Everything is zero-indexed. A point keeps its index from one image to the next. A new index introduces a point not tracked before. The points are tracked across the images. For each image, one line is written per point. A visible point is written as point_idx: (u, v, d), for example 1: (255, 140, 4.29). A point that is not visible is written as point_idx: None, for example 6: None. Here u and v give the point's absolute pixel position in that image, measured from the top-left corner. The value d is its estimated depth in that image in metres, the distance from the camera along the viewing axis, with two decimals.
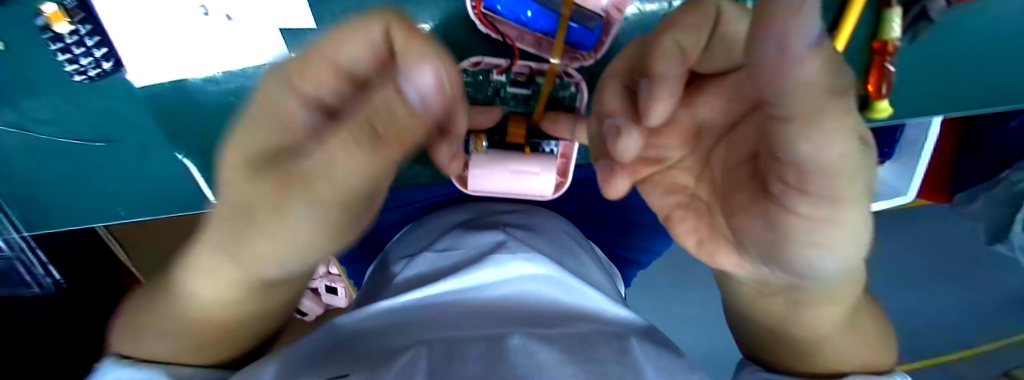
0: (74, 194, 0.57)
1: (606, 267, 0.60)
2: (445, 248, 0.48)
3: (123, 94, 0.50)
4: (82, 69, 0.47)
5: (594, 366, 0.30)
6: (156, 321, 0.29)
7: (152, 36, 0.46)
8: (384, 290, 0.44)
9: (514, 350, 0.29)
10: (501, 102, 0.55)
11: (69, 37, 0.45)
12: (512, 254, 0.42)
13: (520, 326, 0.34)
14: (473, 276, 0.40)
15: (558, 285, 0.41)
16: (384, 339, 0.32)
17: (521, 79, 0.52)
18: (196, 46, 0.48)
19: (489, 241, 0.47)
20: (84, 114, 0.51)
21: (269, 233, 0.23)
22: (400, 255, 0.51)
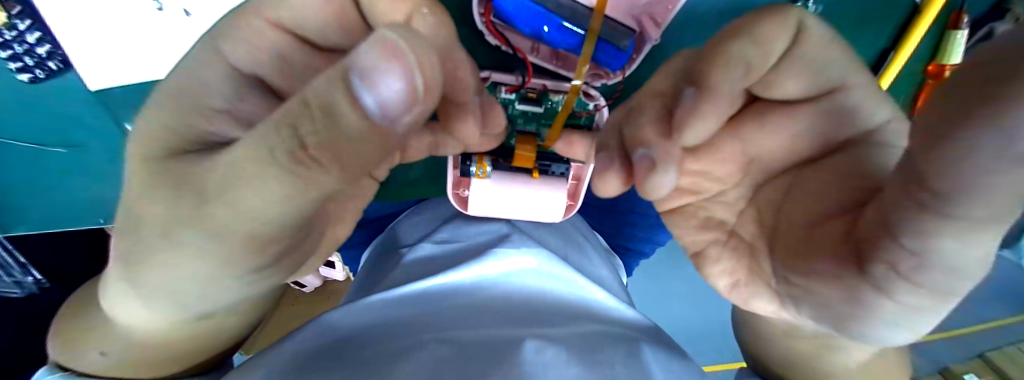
0: (35, 196, 0.58)
1: (610, 258, 0.57)
2: (446, 239, 0.45)
3: (74, 92, 0.50)
4: (27, 67, 0.47)
5: (602, 367, 0.28)
6: (94, 340, 0.27)
7: (97, 31, 0.44)
8: (383, 278, 0.42)
9: (523, 352, 0.27)
10: (509, 120, 0.47)
11: (9, 32, 0.44)
12: (515, 247, 0.41)
13: (527, 323, 0.32)
14: (476, 268, 0.38)
15: (563, 280, 0.39)
16: (380, 336, 0.30)
17: (533, 96, 0.45)
18: (145, 40, 0.45)
19: (493, 234, 0.45)
20: (33, 113, 0.51)
21: (168, 257, 0.22)
22: (401, 242, 0.49)
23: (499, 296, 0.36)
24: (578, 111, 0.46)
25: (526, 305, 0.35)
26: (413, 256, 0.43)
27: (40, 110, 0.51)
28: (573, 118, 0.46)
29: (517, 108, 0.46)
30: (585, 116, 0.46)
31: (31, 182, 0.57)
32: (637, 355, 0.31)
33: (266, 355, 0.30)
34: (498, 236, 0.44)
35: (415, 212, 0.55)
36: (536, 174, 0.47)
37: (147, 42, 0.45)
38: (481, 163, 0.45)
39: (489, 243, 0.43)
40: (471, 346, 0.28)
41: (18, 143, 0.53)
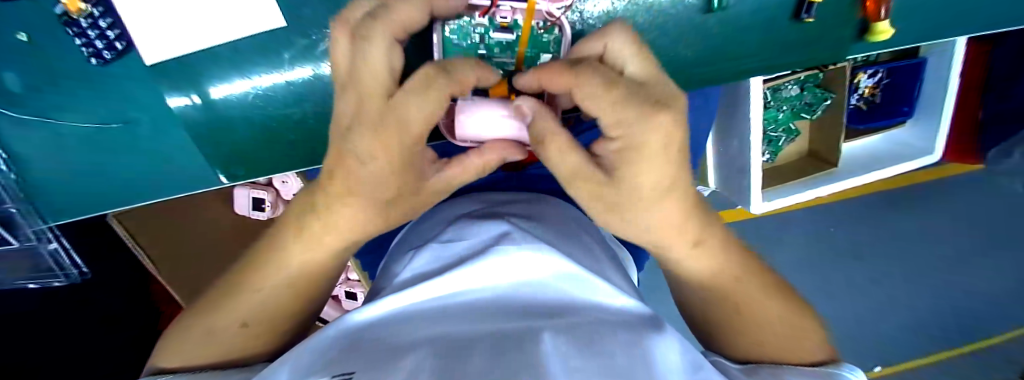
0: (87, 181, 0.58)
1: (617, 256, 0.58)
2: (451, 239, 0.48)
3: (135, 72, 0.53)
4: (97, 52, 0.51)
5: (604, 358, 0.28)
6: (191, 340, 0.37)
7: (164, 17, 0.50)
8: (390, 285, 0.44)
9: (528, 347, 0.28)
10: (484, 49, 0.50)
11: (84, 20, 0.50)
12: (517, 244, 0.42)
13: (529, 318, 0.33)
14: (479, 265, 0.40)
15: (567, 277, 0.40)
16: (386, 334, 0.32)
17: (506, 24, 0.48)
18: (196, 20, 0.51)
19: (493, 233, 0.46)
20: (98, 99, 0.54)
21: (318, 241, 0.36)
22: (407, 247, 0.51)
23: (503, 294, 0.37)
24: (540, 30, 0.49)
25: (523, 302, 0.36)
26: (419, 257, 0.46)
27: (101, 102, 0.54)
28: (542, 40, 0.49)
29: (492, 37, 0.49)
30: (553, 40, 0.50)
31: (96, 163, 0.57)
32: (639, 347, 0.32)
33: (298, 345, 0.34)
34: (499, 234, 0.45)
35: (422, 220, 0.57)
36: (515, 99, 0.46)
37: (195, 18, 0.51)
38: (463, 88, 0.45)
39: (491, 242, 0.44)
40: (465, 342, 0.30)
41: (75, 123, 0.54)
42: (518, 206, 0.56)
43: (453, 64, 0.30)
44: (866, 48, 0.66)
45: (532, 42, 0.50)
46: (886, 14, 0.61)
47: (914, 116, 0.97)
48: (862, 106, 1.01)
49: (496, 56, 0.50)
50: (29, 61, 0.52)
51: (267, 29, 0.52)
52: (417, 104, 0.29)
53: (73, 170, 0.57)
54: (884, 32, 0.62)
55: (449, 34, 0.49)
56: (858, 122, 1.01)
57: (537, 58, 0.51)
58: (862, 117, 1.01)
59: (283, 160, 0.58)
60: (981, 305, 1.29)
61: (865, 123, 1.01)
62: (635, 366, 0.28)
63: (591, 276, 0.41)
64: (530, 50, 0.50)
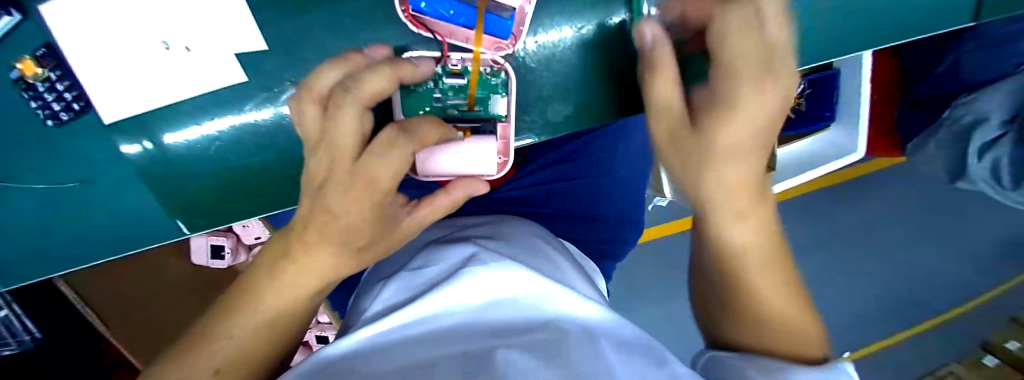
0: (41, 243, 0.57)
1: (583, 266, 0.61)
2: (420, 266, 0.50)
3: (90, 132, 0.53)
4: (54, 113, 0.52)
5: (566, 365, 0.31)
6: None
7: (122, 72, 0.51)
8: (361, 317, 0.46)
9: (498, 362, 0.31)
10: (439, 93, 0.53)
11: (40, 84, 0.50)
12: (484, 265, 0.46)
13: (499, 334, 0.36)
14: (451, 289, 0.42)
15: (535, 291, 0.43)
16: (361, 362, 0.34)
17: (456, 70, 0.52)
18: (153, 75, 0.52)
19: (460, 256, 0.48)
20: (54, 160, 0.54)
21: (306, 265, 0.39)
22: (377, 279, 0.53)
23: (474, 312, 0.40)
24: (488, 75, 0.53)
25: (492, 319, 0.39)
26: (390, 286, 0.48)
27: (57, 162, 0.54)
28: (491, 83, 0.53)
29: (445, 82, 0.52)
30: (501, 83, 0.53)
31: (52, 223, 0.56)
32: (601, 353, 0.35)
33: (279, 378, 0.36)
34: (466, 256, 0.48)
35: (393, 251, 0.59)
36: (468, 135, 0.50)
37: (154, 77, 0.52)
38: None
39: (458, 266, 0.46)
40: (435, 364, 0.32)
41: (30, 185, 0.54)
42: (483, 227, 0.59)
43: (411, 125, 0.38)
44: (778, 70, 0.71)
45: (482, 85, 0.53)
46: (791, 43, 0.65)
47: (836, 119, 1.06)
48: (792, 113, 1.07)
49: (451, 99, 0.53)
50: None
51: (229, 83, 0.53)
52: (381, 158, 0.34)
53: (28, 232, 0.56)
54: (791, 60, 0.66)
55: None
56: (789, 128, 1.08)
57: (489, 99, 0.54)
58: (792, 124, 1.08)
59: (245, 207, 0.59)
60: (920, 283, 1.41)
61: (796, 129, 1.07)
62: (591, 369, 0.31)
63: (556, 290, 0.44)
64: (482, 92, 0.53)
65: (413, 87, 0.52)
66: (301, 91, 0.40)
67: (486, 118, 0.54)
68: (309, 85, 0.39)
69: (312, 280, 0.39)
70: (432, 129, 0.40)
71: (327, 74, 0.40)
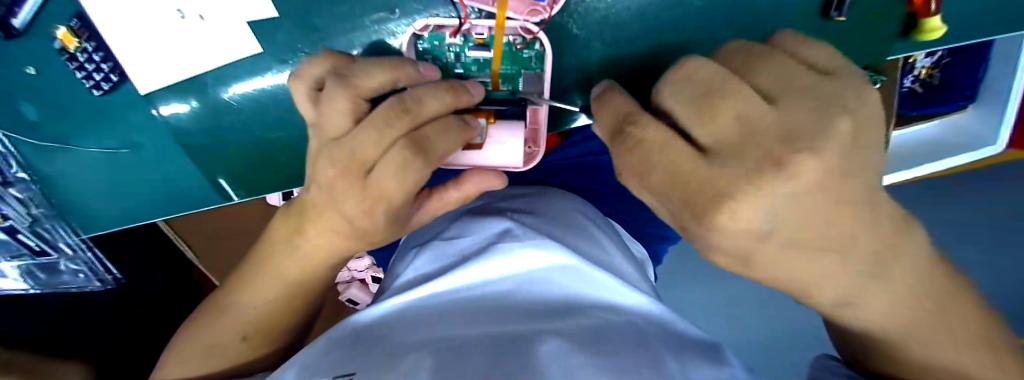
0: (103, 202, 0.60)
1: (628, 248, 0.57)
2: (453, 236, 0.48)
3: (132, 102, 0.54)
4: (96, 83, 0.52)
5: (609, 361, 0.28)
6: (201, 341, 0.39)
7: (149, 43, 0.50)
8: (390, 288, 0.45)
9: (532, 353, 0.28)
10: (463, 68, 0.50)
11: (79, 54, 0.51)
12: (520, 242, 0.41)
13: (533, 320, 0.33)
14: (482, 267, 0.39)
15: (572, 274, 0.39)
16: (386, 335, 0.33)
17: (482, 40, 0.48)
18: (172, 46, 0.50)
19: (495, 231, 0.45)
20: (103, 126, 0.55)
21: (315, 243, 0.37)
22: (412, 246, 0.52)
23: (505, 293, 0.37)
24: (519, 46, 0.48)
25: (525, 302, 0.36)
26: (421, 256, 0.46)
27: (108, 127, 0.55)
28: (522, 57, 0.49)
29: (467, 55, 0.49)
30: (534, 56, 0.49)
31: (111, 184, 0.59)
32: (647, 348, 0.31)
33: (308, 347, 0.36)
34: (500, 232, 0.45)
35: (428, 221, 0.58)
36: (493, 121, 0.46)
37: (173, 49, 0.50)
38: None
39: (494, 240, 0.43)
40: (459, 346, 0.29)
41: (88, 149, 0.56)
42: (521, 200, 0.56)
43: (429, 142, 0.33)
44: (907, 48, 0.58)
45: (509, 57, 0.49)
46: (938, 8, 0.53)
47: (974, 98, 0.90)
48: (916, 88, 0.92)
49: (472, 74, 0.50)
50: (35, 94, 0.53)
51: (246, 57, 0.51)
52: (394, 177, 0.31)
53: (92, 193, 0.59)
54: (935, 30, 0.54)
55: (423, 53, 0.50)
56: (912, 108, 0.93)
57: (518, 74, 0.50)
58: (917, 102, 0.92)
59: (277, 180, 0.59)
60: None
61: (921, 109, 0.93)
62: (637, 368, 0.28)
63: (596, 272, 0.40)
64: (511, 66, 0.50)
65: (431, 60, 0.50)
66: (340, 79, 0.34)
67: (513, 98, 0.50)
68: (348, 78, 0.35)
69: (323, 257, 0.38)
70: (451, 140, 0.34)
71: (377, 78, 0.35)
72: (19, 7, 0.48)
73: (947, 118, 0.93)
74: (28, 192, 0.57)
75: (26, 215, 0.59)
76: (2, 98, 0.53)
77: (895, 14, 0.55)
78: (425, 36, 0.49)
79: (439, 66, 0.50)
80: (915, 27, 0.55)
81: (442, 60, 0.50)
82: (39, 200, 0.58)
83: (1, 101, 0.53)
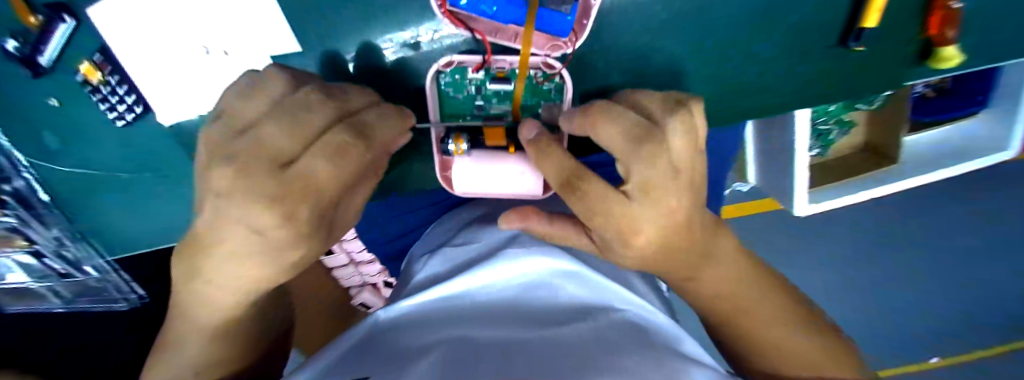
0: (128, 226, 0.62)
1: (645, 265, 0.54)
2: (462, 242, 0.50)
3: (155, 131, 0.54)
4: (121, 114, 0.52)
5: (617, 348, 0.27)
6: None
7: (167, 77, 0.45)
8: (405, 288, 0.47)
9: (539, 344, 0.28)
10: (482, 101, 0.46)
11: (102, 87, 0.49)
12: (527, 249, 0.42)
13: (541, 320, 0.33)
14: (489, 272, 0.40)
15: (577, 280, 0.40)
16: (397, 335, 0.34)
17: (502, 74, 0.44)
18: (188, 81, 0.46)
19: (501, 238, 0.47)
20: (129, 151, 0.56)
21: None
22: (423, 251, 0.54)
23: (512, 296, 0.37)
24: (539, 80, 0.44)
25: (533, 303, 0.36)
26: (432, 263, 0.48)
27: (130, 151, 0.56)
28: (542, 90, 0.45)
29: (488, 88, 0.45)
30: (554, 89, 0.45)
31: (137, 206, 0.61)
32: (655, 343, 0.30)
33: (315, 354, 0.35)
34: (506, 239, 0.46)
35: (436, 227, 0.59)
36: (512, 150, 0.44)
37: (195, 86, 0.46)
38: (456, 139, 0.43)
39: (501, 247, 0.45)
40: (475, 340, 0.29)
41: (98, 174, 0.58)
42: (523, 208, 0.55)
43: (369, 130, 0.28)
44: (927, 74, 0.54)
45: (531, 90, 0.45)
46: (955, 37, 0.49)
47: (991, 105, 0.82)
48: (928, 93, 0.87)
49: (494, 105, 0.46)
50: (61, 129, 0.54)
51: None
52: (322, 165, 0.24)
53: (113, 214, 0.61)
54: (949, 59, 0.50)
55: (444, 86, 0.45)
56: (923, 114, 0.87)
57: (538, 106, 0.47)
58: (938, 108, 0.86)
59: None
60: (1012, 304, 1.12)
61: (932, 114, 0.87)
62: (644, 354, 0.27)
63: (596, 276, 0.41)
64: (531, 98, 0.46)
65: (451, 93, 0.46)
66: (284, 107, 0.25)
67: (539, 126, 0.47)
68: (272, 101, 0.26)
69: None
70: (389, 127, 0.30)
71: (323, 113, 0.26)
72: (43, 43, 0.46)
73: (959, 124, 0.86)
74: (53, 215, 0.59)
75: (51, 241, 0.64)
76: (25, 127, 0.53)
77: (911, 37, 0.51)
78: (445, 71, 0.44)
79: (457, 99, 0.46)
80: (927, 58, 0.52)
81: (461, 93, 0.46)
82: (59, 222, 0.60)
83: (25, 130, 0.54)
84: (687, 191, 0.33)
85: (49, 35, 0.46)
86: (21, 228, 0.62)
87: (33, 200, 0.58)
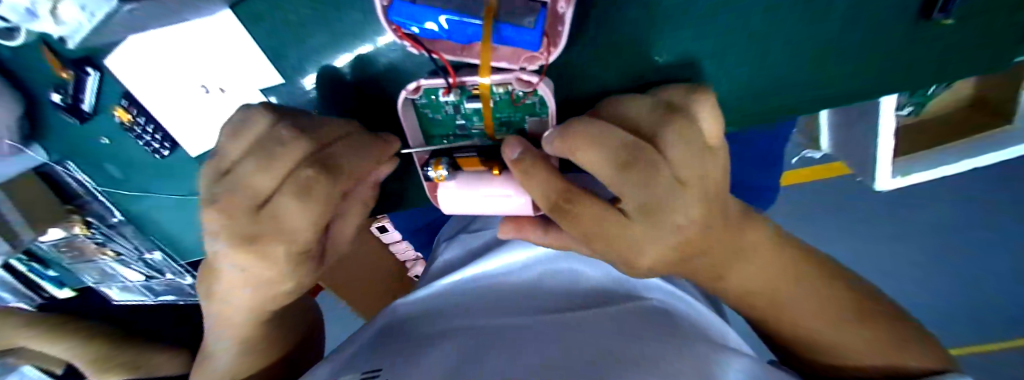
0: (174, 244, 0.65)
1: None
2: (477, 229, 0.52)
3: (191, 162, 0.53)
4: (155, 148, 0.51)
5: (615, 333, 0.29)
6: None
7: (184, 114, 0.44)
8: (427, 272, 0.51)
9: (542, 332, 0.30)
10: (464, 121, 0.36)
11: (135, 126, 0.49)
12: None
13: (551, 305, 0.35)
14: (505, 261, 0.43)
15: (589, 262, 0.41)
16: (420, 325, 0.37)
17: (477, 94, 0.32)
18: (195, 115, 0.44)
19: None
20: (173, 176, 0.55)
21: None
22: (443, 237, 0.57)
23: (525, 281, 0.40)
24: (516, 98, 0.32)
25: (545, 286, 0.38)
26: (450, 249, 0.51)
27: (172, 176, 0.55)
28: (522, 106, 0.34)
29: (467, 108, 0.34)
30: (538, 103, 0.33)
31: (182, 225, 0.62)
32: (657, 321, 0.32)
33: (349, 339, 0.40)
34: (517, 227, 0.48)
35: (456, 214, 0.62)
36: (498, 171, 0.35)
37: (206, 121, 0.44)
38: (435, 164, 0.35)
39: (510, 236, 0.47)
40: (487, 330, 0.32)
41: (154, 194, 0.58)
42: None
43: (337, 162, 0.26)
44: None
45: (511, 106, 0.34)
46: None
47: None
48: None
49: (478, 124, 0.36)
50: (116, 161, 0.54)
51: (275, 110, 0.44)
52: (296, 211, 0.24)
53: (171, 229, 0.62)
54: None
55: (420, 108, 0.36)
56: None
57: (522, 120, 0.36)
58: None
59: None
60: None
61: None
62: (641, 335, 0.29)
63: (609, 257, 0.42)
64: (511, 114, 0.35)
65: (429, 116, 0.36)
66: (261, 146, 0.25)
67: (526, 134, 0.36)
68: (254, 140, 0.26)
69: None
70: (364, 157, 0.28)
71: (295, 149, 0.25)
72: (81, 93, 0.47)
73: None
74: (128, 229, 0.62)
75: (136, 249, 0.65)
76: (88, 160, 0.54)
77: None
78: (414, 97, 0.34)
79: (437, 122, 0.37)
80: None
81: (441, 116, 0.36)
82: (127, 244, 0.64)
83: (89, 163, 0.54)
84: (701, 206, 0.22)
85: (84, 86, 0.46)
86: (109, 243, 0.64)
87: (112, 218, 0.61)
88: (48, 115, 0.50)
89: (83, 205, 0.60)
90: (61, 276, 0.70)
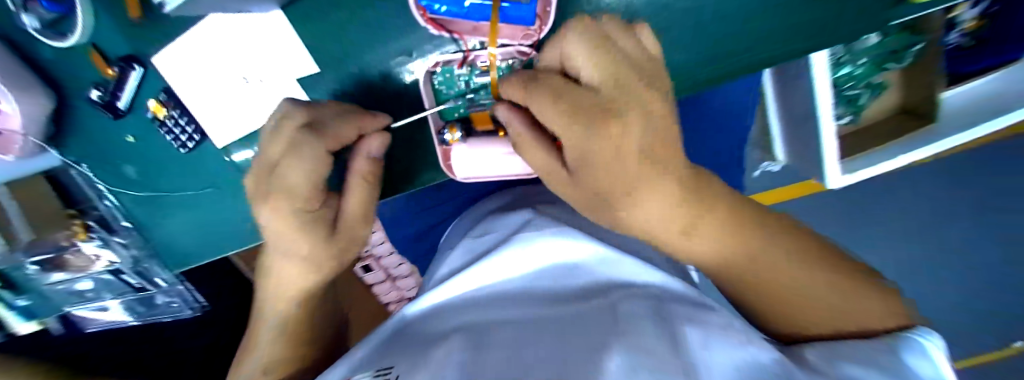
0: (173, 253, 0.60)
1: None
2: (481, 234, 0.50)
3: (214, 158, 0.52)
4: (182, 142, 0.51)
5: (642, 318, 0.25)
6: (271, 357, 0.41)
7: (221, 105, 0.46)
8: (429, 283, 0.47)
9: (560, 330, 0.26)
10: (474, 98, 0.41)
11: (168, 120, 0.50)
12: (538, 232, 0.41)
13: (562, 306, 0.31)
14: (502, 261, 0.39)
15: (597, 258, 0.37)
16: (415, 337, 0.32)
17: (486, 68, 0.39)
18: (232, 105, 0.46)
19: (518, 222, 0.47)
20: (189, 173, 0.54)
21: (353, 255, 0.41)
22: (446, 246, 0.55)
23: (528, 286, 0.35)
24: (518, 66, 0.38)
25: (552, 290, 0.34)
26: (450, 258, 0.47)
27: (190, 173, 0.54)
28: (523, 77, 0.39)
29: (477, 81, 0.39)
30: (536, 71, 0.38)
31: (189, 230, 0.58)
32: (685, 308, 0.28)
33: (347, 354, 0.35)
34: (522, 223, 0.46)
35: (459, 222, 0.62)
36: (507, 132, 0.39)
37: (239, 112, 0.46)
38: (450, 128, 0.39)
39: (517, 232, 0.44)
40: (493, 331, 0.28)
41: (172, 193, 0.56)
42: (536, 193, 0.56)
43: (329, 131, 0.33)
44: None
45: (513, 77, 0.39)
46: None
47: None
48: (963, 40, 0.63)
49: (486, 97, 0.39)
50: (139, 161, 0.55)
51: None
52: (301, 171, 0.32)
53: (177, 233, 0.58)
54: None
55: (436, 86, 0.41)
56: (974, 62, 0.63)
57: None
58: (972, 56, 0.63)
59: None
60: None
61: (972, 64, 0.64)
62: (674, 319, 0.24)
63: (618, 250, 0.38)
64: None
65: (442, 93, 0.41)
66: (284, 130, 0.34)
67: None
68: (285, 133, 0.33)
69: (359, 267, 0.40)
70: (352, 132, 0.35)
71: (300, 123, 0.33)
72: (119, 92, 0.50)
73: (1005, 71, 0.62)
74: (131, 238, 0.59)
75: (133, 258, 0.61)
76: (107, 161, 0.55)
77: None
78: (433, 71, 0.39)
79: (451, 99, 0.41)
80: None
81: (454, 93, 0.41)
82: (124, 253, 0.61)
83: (107, 164, 0.55)
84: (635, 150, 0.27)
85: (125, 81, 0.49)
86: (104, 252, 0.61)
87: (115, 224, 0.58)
88: (81, 116, 0.53)
89: (85, 209, 0.59)
90: (31, 306, 0.68)
